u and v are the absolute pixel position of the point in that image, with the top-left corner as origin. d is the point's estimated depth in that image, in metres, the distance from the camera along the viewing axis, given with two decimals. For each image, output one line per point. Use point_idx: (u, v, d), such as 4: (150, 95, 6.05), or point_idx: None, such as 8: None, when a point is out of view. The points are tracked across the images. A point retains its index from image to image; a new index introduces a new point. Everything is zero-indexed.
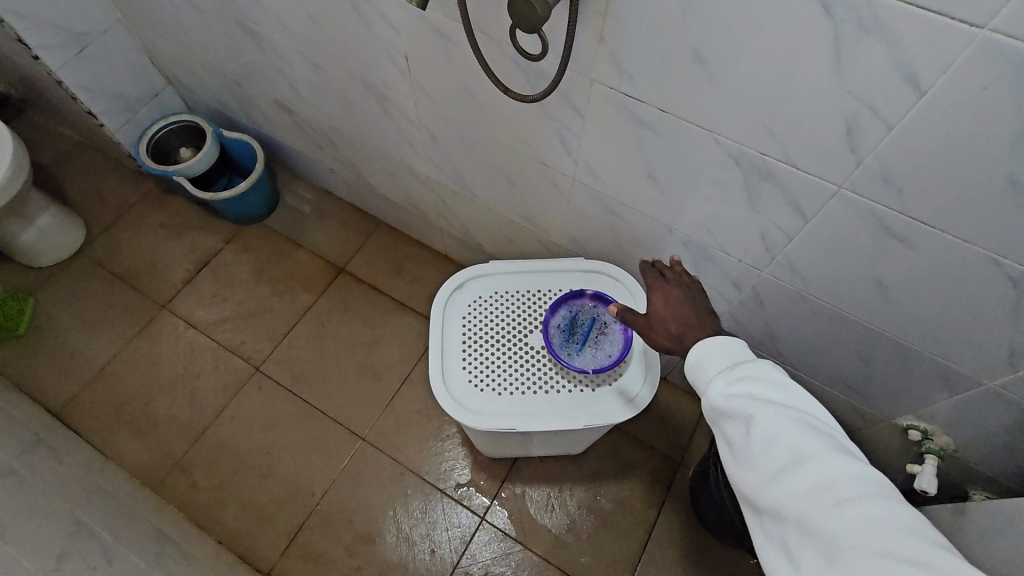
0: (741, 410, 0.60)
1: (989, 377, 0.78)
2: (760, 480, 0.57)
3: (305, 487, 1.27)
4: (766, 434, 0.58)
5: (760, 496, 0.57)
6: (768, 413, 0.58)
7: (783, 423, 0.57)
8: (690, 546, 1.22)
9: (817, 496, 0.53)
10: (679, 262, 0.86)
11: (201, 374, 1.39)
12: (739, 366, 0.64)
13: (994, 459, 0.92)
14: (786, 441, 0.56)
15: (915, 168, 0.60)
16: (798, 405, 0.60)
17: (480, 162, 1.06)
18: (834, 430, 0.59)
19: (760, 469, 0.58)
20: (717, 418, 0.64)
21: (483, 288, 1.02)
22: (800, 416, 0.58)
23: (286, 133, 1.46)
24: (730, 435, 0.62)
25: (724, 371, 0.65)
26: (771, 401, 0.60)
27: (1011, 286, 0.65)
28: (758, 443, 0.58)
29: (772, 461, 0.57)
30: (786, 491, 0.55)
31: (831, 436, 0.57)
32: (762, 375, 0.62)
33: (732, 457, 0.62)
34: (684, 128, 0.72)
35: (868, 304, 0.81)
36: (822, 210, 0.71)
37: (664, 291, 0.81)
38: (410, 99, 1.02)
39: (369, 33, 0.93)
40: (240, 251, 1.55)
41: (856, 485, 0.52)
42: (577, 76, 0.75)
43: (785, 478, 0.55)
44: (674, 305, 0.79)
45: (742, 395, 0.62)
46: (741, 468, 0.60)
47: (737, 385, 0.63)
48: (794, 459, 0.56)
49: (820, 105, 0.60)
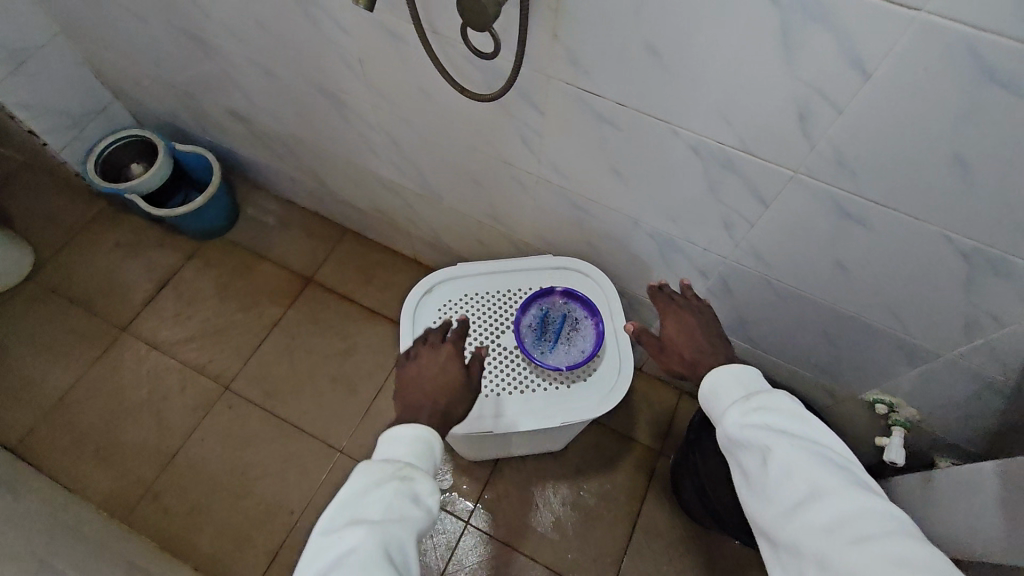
0: (758, 441, 0.61)
1: (950, 348, 0.81)
2: (777, 514, 0.58)
3: (283, 505, 1.24)
4: (783, 466, 0.58)
5: (778, 531, 0.57)
6: (784, 445, 0.59)
7: (801, 455, 0.58)
8: (675, 534, 1.23)
9: (834, 532, 0.53)
10: (688, 285, 0.84)
11: (167, 397, 1.35)
12: (754, 396, 0.65)
13: (957, 427, 0.95)
14: (804, 474, 0.57)
15: (867, 150, 0.61)
16: (815, 438, 0.61)
17: (444, 165, 1.05)
18: (852, 464, 0.59)
19: (776, 502, 0.58)
20: (733, 449, 0.65)
21: (453, 291, 1.01)
22: (817, 449, 0.59)
23: (243, 143, 1.42)
24: (744, 466, 0.62)
25: (739, 400, 0.66)
26: (787, 433, 0.60)
27: (962, 260, 0.68)
28: (775, 475, 0.58)
29: (788, 493, 0.57)
30: (804, 526, 0.55)
31: (849, 471, 0.58)
32: (778, 406, 0.63)
33: (747, 489, 0.62)
34: (643, 121, 0.73)
35: (829, 285, 0.82)
36: (780, 194, 0.72)
37: (675, 315, 0.81)
38: (368, 103, 1.00)
39: (320, 38, 0.91)
40: (202, 267, 1.51)
41: (874, 523, 0.53)
42: (533, 72, 0.74)
43: (802, 512, 0.56)
44: (686, 332, 0.79)
45: (757, 425, 0.62)
46: (757, 502, 0.60)
47: (751, 415, 0.63)
48: (811, 492, 0.56)
49: (773, 92, 0.61)
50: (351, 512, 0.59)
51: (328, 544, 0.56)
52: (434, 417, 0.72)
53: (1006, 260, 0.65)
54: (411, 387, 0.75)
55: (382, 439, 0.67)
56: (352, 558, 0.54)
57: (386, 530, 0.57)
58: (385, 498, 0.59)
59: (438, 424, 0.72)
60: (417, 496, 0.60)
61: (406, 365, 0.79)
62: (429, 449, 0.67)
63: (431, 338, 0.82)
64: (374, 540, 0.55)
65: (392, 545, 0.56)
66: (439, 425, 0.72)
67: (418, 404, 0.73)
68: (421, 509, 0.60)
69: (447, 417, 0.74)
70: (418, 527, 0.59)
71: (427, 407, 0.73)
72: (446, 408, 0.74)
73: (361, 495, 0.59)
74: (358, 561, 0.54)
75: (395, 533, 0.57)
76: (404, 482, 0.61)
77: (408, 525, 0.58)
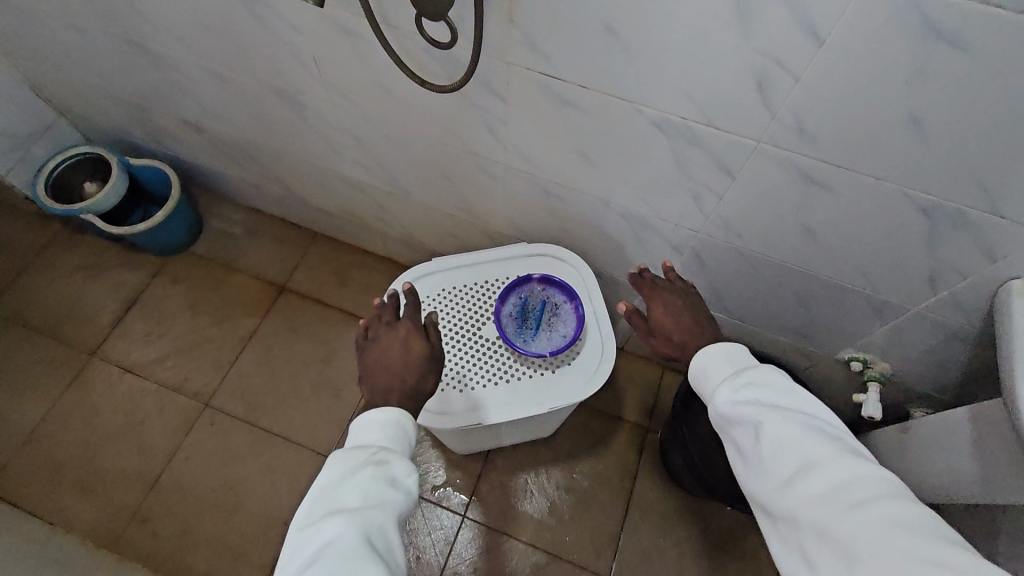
0: (749, 417, 0.62)
1: (917, 302, 0.83)
2: (774, 487, 0.59)
3: (277, 517, 1.23)
4: (776, 439, 0.59)
5: (775, 504, 0.58)
6: (776, 419, 0.60)
7: (792, 428, 0.59)
8: (669, 506, 1.25)
9: (830, 500, 0.55)
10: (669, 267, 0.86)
11: (146, 419, 1.31)
12: (743, 372, 0.66)
13: (928, 377, 0.99)
14: (797, 446, 0.58)
15: (825, 115, 0.62)
16: (805, 409, 0.62)
17: (410, 160, 1.04)
18: (843, 433, 0.61)
19: (772, 475, 0.59)
20: (726, 426, 0.66)
21: (431, 287, 1.00)
22: (808, 420, 0.60)
23: (201, 152, 1.38)
24: (738, 442, 0.63)
25: (730, 377, 0.67)
26: (778, 407, 0.62)
27: (923, 216, 0.70)
28: (769, 449, 0.60)
29: (783, 466, 0.58)
30: (801, 497, 0.56)
31: (840, 439, 0.59)
32: (766, 381, 0.64)
33: (743, 464, 0.63)
34: (606, 101, 0.73)
35: (799, 251, 0.84)
36: (745, 165, 0.73)
37: (661, 298, 0.82)
38: (326, 102, 0.98)
39: (271, 39, 0.89)
40: (170, 283, 1.46)
41: (868, 488, 0.54)
42: (492, 60, 0.73)
43: (798, 484, 0.57)
44: (674, 313, 0.80)
45: (748, 402, 0.63)
46: (754, 476, 0.62)
47: (742, 391, 0.64)
48: (804, 463, 0.57)
49: (732, 63, 0.61)
50: (328, 503, 0.60)
51: (307, 537, 0.57)
52: (404, 398, 0.74)
53: (964, 212, 0.67)
54: (375, 372, 0.75)
55: (354, 426, 0.68)
56: (333, 549, 0.55)
57: (365, 515, 0.58)
58: (361, 486, 0.60)
59: (409, 405, 0.74)
60: (393, 480, 0.62)
61: (367, 349, 0.78)
62: (402, 431, 0.68)
63: (385, 317, 0.80)
64: (353, 528, 0.57)
65: (373, 530, 0.57)
66: (411, 405, 0.74)
67: (386, 388, 0.74)
68: (399, 491, 0.62)
69: (418, 396, 0.75)
70: (397, 509, 0.61)
71: (395, 388, 0.74)
72: (415, 385, 0.75)
73: (336, 485, 0.60)
74: (340, 551, 0.55)
75: (374, 518, 0.58)
76: (379, 467, 0.62)
77: (386, 509, 0.59)
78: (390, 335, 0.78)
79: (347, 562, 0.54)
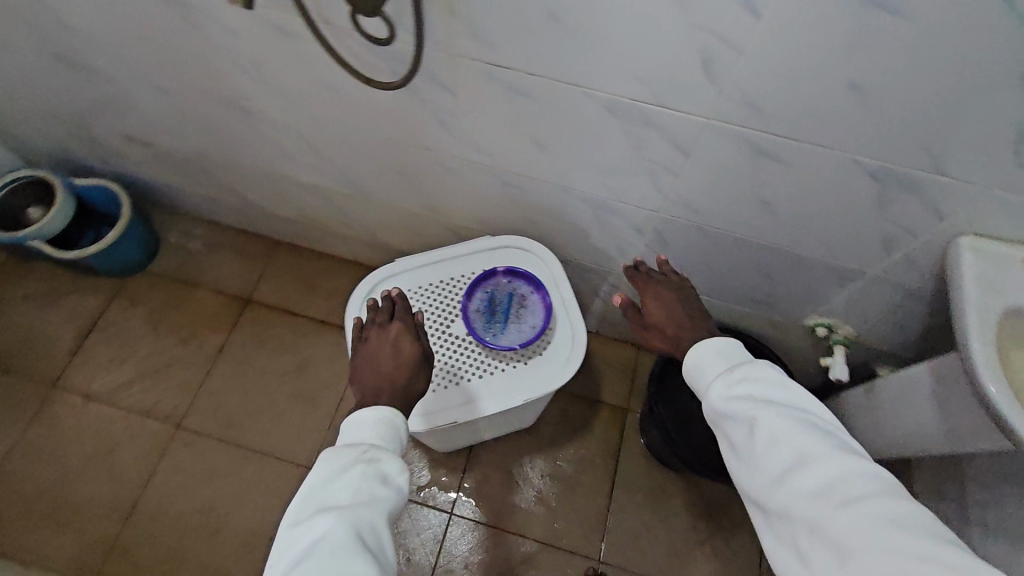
0: (744, 413, 0.63)
1: (873, 265, 0.86)
2: (768, 482, 0.60)
3: (261, 533, 1.21)
4: (770, 435, 0.60)
5: (768, 498, 0.59)
6: (770, 415, 0.61)
7: (787, 424, 0.60)
8: (653, 485, 1.27)
9: (823, 496, 0.56)
10: (665, 261, 0.89)
11: (116, 447, 1.27)
12: (738, 368, 0.67)
13: (890, 336, 1.01)
14: (791, 441, 0.59)
15: (770, 87, 0.63)
16: (800, 404, 0.62)
17: (366, 161, 1.02)
18: (838, 428, 0.61)
19: (766, 470, 0.60)
20: (720, 421, 0.67)
21: (396, 289, 0.99)
22: (802, 416, 0.61)
23: (150, 168, 1.33)
24: (732, 437, 0.64)
25: (725, 373, 0.68)
26: (772, 403, 0.62)
27: (872, 181, 0.71)
28: (763, 444, 0.60)
29: (777, 461, 0.59)
30: (794, 492, 0.57)
31: (834, 434, 0.60)
32: (761, 376, 0.65)
33: (736, 459, 0.64)
34: (555, 87, 0.72)
35: (757, 224, 0.85)
36: (698, 143, 0.74)
37: (654, 292, 0.85)
38: (274, 108, 0.96)
39: (208, 46, 0.86)
40: (130, 305, 1.42)
41: (860, 485, 0.55)
42: (438, 53, 0.72)
43: (792, 478, 0.58)
44: (667, 307, 0.83)
45: (743, 397, 0.64)
46: (747, 471, 0.63)
47: (736, 387, 0.66)
48: (798, 458, 0.58)
49: (674, 42, 0.61)
50: (319, 500, 0.59)
51: (298, 534, 0.57)
52: (395, 397, 0.76)
53: (909, 173, 0.68)
54: (367, 372, 0.79)
55: (346, 424, 0.69)
56: (323, 545, 0.55)
57: (356, 512, 0.58)
58: (352, 483, 0.60)
59: (398, 403, 0.76)
60: (384, 478, 0.62)
61: (360, 350, 0.82)
62: (393, 429, 0.69)
63: (379, 319, 0.84)
64: (345, 525, 0.56)
65: (364, 527, 0.57)
66: (403, 403, 0.77)
67: (377, 387, 0.77)
68: (391, 489, 0.61)
69: (409, 395, 0.78)
70: (388, 506, 0.60)
71: (387, 387, 0.77)
72: (407, 386, 0.78)
73: (328, 482, 0.60)
74: (330, 548, 0.55)
75: (366, 516, 0.58)
76: (370, 465, 0.62)
77: (377, 507, 0.59)
78: (384, 336, 0.82)
79: (338, 560, 0.54)
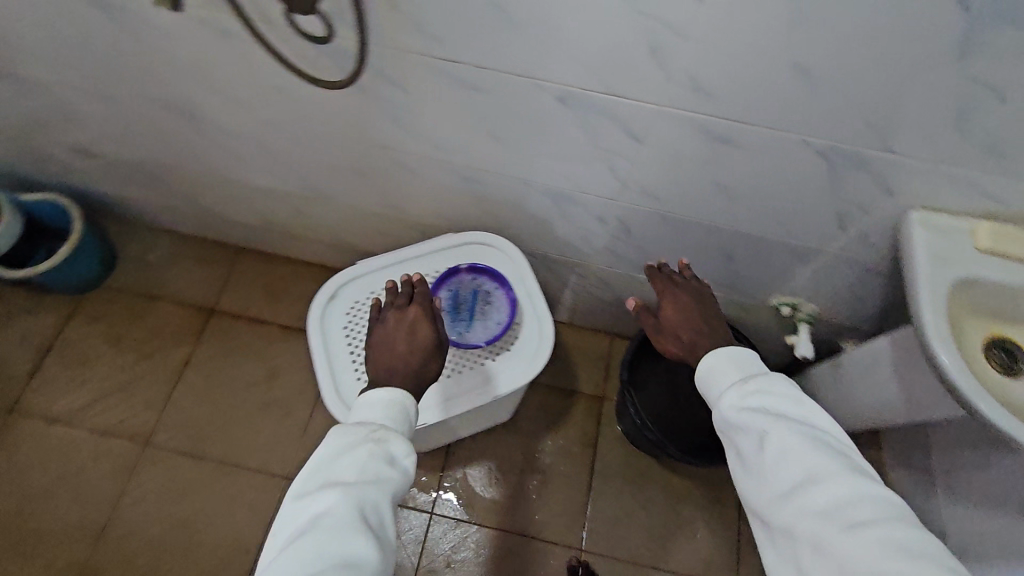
0: (754, 425, 0.62)
1: (831, 243, 0.87)
2: (774, 498, 0.60)
3: (239, 546, 1.18)
4: (780, 450, 0.60)
5: (774, 514, 0.59)
6: (781, 430, 0.60)
7: (797, 440, 0.59)
8: (631, 471, 1.28)
9: (830, 516, 0.55)
10: (685, 267, 0.91)
11: (81, 469, 1.23)
12: (752, 380, 0.67)
13: (852, 312, 1.03)
14: (801, 458, 0.59)
15: (717, 72, 0.63)
16: (812, 421, 0.62)
17: (322, 162, 1.00)
18: (852, 450, 0.61)
19: (773, 485, 0.60)
20: (729, 432, 0.66)
21: (358, 292, 0.97)
22: (814, 434, 0.60)
23: (99, 179, 1.28)
24: (741, 448, 0.64)
25: (738, 383, 0.67)
26: (784, 418, 0.62)
27: (823, 160, 0.72)
28: (772, 459, 0.60)
29: (784, 477, 0.59)
30: (800, 510, 0.57)
31: (845, 455, 0.59)
32: (775, 390, 0.64)
33: (743, 471, 0.64)
34: (506, 80, 0.71)
35: (716, 208, 0.86)
36: (652, 130, 0.74)
37: (673, 295, 0.86)
38: (222, 112, 0.93)
39: (147, 49, 0.83)
40: (88, 322, 1.37)
41: (870, 508, 0.55)
42: (384, 49, 0.71)
43: (799, 495, 0.58)
44: (683, 311, 0.84)
45: (754, 410, 0.64)
46: (753, 485, 0.62)
47: (749, 399, 0.65)
48: (806, 475, 0.58)
49: (620, 30, 0.61)
50: (324, 475, 0.61)
51: (303, 506, 0.59)
52: (407, 379, 0.77)
53: (858, 151, 0.69)
54: (382, 355, 0.80)
55: (359, 402, 0.70)
56: (326, 519, 0.56)
57: (360, 491, 0.58)
58: (359, 460, 0.61)
59: (411, 386, 0.77)
60: (390, 458, 0.62)
61: (378, 331, 0.84)
62: (403, 412, 0.70)
63: (398, 302, 0.86)
64: (348, 501, 0.57)
65: (367, 505, 0.58)
66: (414, 387, 0.78)
67: (391, 368, 0.78)
68: (396, 471, 0.62)
69: (421, 378, 0.79)
70: (393, 487, 0.61)
71: (400, 368, 0.78)
72: (420, 370, 0.79)
73: (335, 458, 0.62)
74: (331, 524, 0.56)
75: (370, 495, 0.59)
76: (378, 445, 0.63)
77: (382, 486, 0.60)
78: (401, 319, 0.84)
79: (339, 535, 0.55)
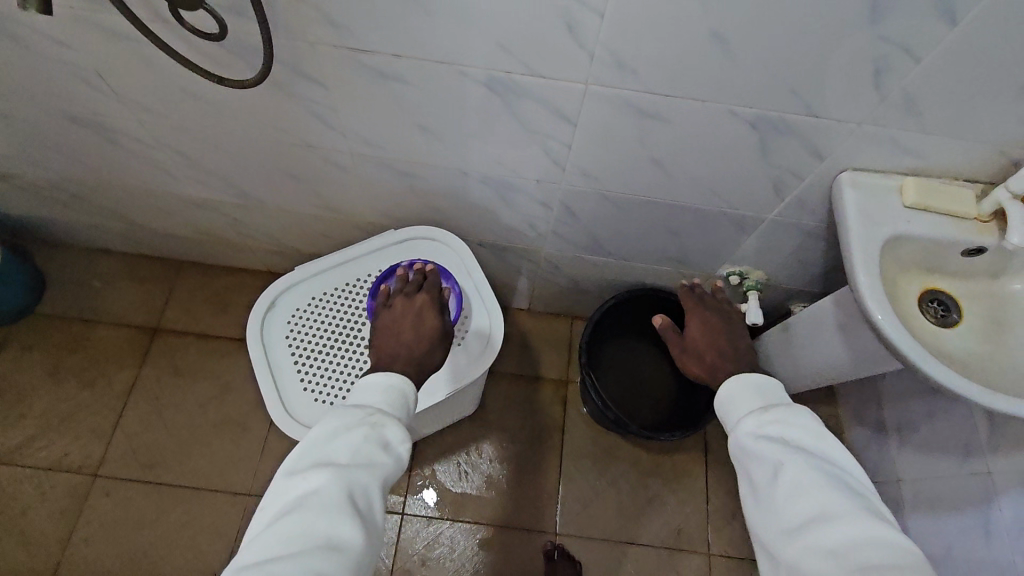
0: (771, 455, 0.62)
1: (771, 210, 0.88)
2: (783, 533, 0.58)
3: (203, 571, 1.14)
4: (794, 482, 0.59)
5: (781, 551, 0.58)
6: (799, 463, 0.60)
7: (814, 476, 0.59)
8: (600, 451, 1.29)
9: (838, 555, 0.53)
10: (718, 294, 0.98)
11: (27, 510, 1.16)
12: (773, 409, 0.67)
13: (798, 275, 1.06)
14: (816, 494, 0.58)
15: (637, 47, 0.62)
16: (832, 460, 0.61)
17: (251, 167, 0.95)
18: (873, 497, 0.59)
19: (783, 518, 0.59)
20: (744, 462, 0.66)
21: (299, 299, 0.94)
22: (832, 473, 0.59)
23: (14, 200, 1.20)
24: (753, 477, 0.64)
25: (758, 412, 0.68)
26: (803, 452, 0.62)
27: (752, 129, 0.72)
28: (785, 490, 0.59)
29: (796, 511, 0.58)
30: (809, 548, 0.55)
31: (863, 498, 0.58)
32: (795, 422, 0.64)
33: (755, 503, 0.63)
34: (425, 67, 0.69)
35: (657, 184, 0.85)
36: (583, 110, 0.73)
37: (701, 316, 0.93)
38: (134, 121, 0.87)
39: (40, 59, 0.77)
40: (20, 354, 1.29)
41: (882, 552, 0.52)
42: (294, 43, 0.67)
43: (809, 530, 0.56)
44: (709, 332, 0.91)
45: (772, 441, 0.64)
46: (764, 519, 0.61)
47: (769, 427, 0.65)
48: (819, 513, 0.57)
49: (534, 10, 0.59)
50: (317, 455, 0.60)
51: (290, 485, 0.58)
52: (409, 364, 0.80)
53: (784, 118, 0.70)
54: (388, 341, 0.83)
55: (357, 386, 0.70)
56: (313, 498, 0.56)
57: (350, 475, 0.58)
58: (353, 444, 0.61)
59: (412, 370, 0.79)
60: (385, 444, 0.62)
61: (384, 319, 0.87)
62: (401, 398, 0.69)
63: (406, 291, 0.89)
64: (336, 483, 0.57)
65: (357, 489, 0.58)
66: (415, 370, 0.80)
67: (394, 353, 0.80)
68: (390, 457, 0.62)
69: (422, 365, 0.82)
70: (385, 473, 0.61)
71: (402, 354, 0.80)
72: (423, 358, 0.82)
73: (328, 439, 0.61)
74: (319, 502, 0.56)
75: (360, 478, 0.59)
76: (372, 430, 0.63)
77: (374, 471, 0.60)
78: (408, 308, 0.86)
79: (327, 515, 0.55)
